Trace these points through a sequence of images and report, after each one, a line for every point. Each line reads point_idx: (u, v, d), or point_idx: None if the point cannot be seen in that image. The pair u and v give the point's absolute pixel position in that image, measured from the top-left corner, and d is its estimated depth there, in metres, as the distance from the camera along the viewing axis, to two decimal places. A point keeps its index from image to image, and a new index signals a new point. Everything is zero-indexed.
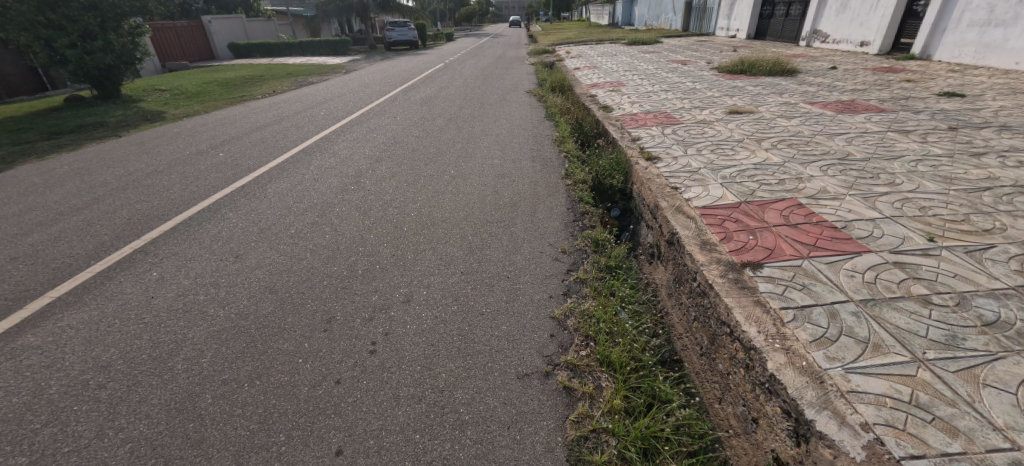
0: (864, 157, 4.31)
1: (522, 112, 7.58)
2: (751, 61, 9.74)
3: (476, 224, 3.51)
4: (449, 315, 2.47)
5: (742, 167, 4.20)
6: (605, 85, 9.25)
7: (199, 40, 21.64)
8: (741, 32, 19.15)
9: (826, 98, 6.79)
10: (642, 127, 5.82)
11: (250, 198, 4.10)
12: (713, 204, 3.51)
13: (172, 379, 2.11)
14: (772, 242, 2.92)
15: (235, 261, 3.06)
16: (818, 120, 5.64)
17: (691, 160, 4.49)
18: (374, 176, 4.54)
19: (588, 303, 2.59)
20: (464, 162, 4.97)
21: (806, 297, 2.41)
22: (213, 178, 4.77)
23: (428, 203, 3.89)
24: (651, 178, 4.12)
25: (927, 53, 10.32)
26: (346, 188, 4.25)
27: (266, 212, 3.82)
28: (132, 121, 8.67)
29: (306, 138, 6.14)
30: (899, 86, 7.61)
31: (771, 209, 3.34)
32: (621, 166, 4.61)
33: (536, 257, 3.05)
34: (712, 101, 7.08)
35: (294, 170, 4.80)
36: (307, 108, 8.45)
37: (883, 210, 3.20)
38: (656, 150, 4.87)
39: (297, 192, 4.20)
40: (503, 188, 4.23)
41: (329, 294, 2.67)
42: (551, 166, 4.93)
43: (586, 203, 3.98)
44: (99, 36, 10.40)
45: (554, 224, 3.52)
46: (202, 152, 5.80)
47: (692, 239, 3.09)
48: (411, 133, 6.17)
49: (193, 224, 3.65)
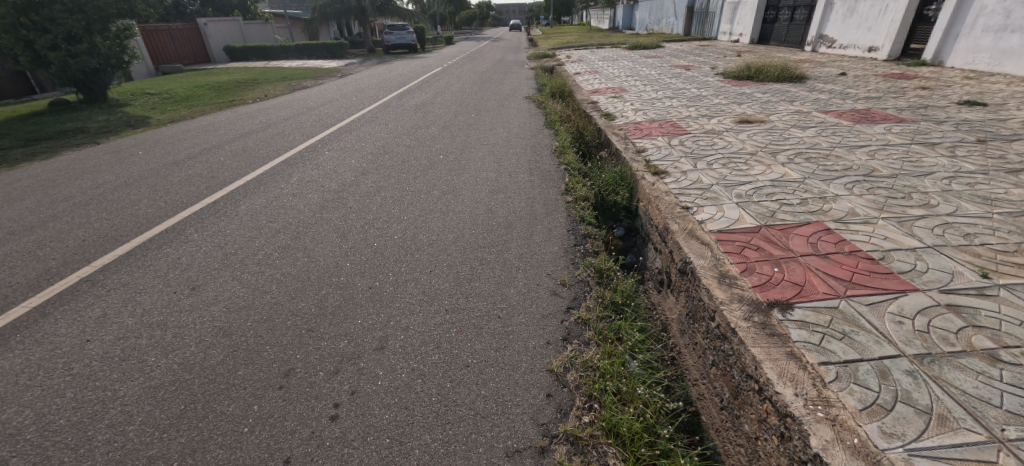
0: (891, 174, 3.96)
1: (520, 120, 7.22)
2: (758, 67, 9.42)
3: (465, 249, 3.14)
4: (428, 368, 2.10)
5: (758, 184, 3.84)
6: (607, 91, 8.90)
7: (194, 42, 21.35)
8: (744, 36, 18.84)
9: (841, 107, 6.44)
10: (647, 137, 5.46)
11: (218, 216, 3.74)
12: (730, 229, 3.14)
13: (88, 455, 1.74)
14: (801, 276, 2.56)
15: (190, 295, 2.70)
16: (835, 131, 5.29)
17: (701, 175, 4.13)
18: (358, 191, 4.19)
19: (591, 352, 2.23)
20: (456, 175, 4.61)
21: (848, 349, 2.05)
22: (184, 192, 4.40)
23: (414, 223, 3.53)
24: (659, 196, 3.78)
25: (939, 59, 9.98)
26: (326, 206, 3.89)
27: (234, 233, 3.46)
28: (114, 127, 8.32)
29: (291, 147, 5.78)
30: (915, 94, 7.27)
31: (795, 234, 2.99)
32: (625, 181, 4.25)
33: (531, 291, 2.68)
34: (719, 108, 6.72)
35: (272, 184, 4.44)
36: (297, 114, 8.10)
37: (923, 238, 2.86)
38: (663, 163, 4.51)
39: (272, 209, 3.85)
40: (497, 206, 3.87)
41: (290, 339, 2.30)
42: (550, 179, 4.57)
43: (588, 224, 3.61)
44: (83, 39, 10.05)
45: (552, 250, 3.16)
46: (179, 162, 5.44)
47: (709, 270, 2.73)
48: (402, 143, 5.82)
49: (152, 247, 3.30)
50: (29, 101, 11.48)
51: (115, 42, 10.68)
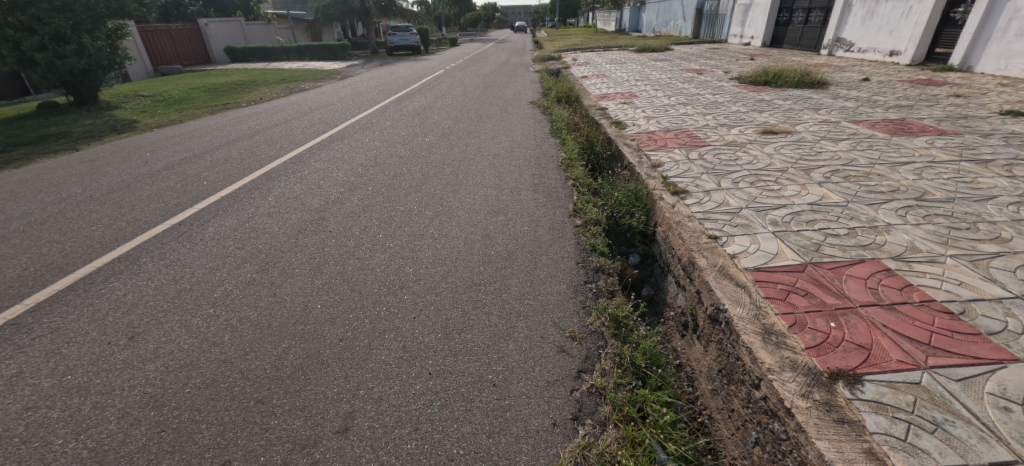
0: (946, 197, 3.47)
1: (524, 127, 6.76)
2: (777, 72, 8.92)
3: (457, 288, 2.68)
4: (400, 463, 1.65)
5: (795, 208, 3.37)
6: (616, 96, 8.43)
7: (195, 43, 21.08)
8: (756, 39, 18.34)
9: (871, 116, 5.96)
10: (662, 149, 4.99)
11: (181, 241, 3.30)
12: (769, 266, 2.67)
13: None
14: (866, 336, 2.09)
15: (126, 348, 2.26)
16: (871, 144, 4.80)
17: (728, 196, 3.67)
18: (341, 211, 3.75)
19: (609, 440, 1.76)
20: (451, 192, 4.15)
21: (946, 449, 1.59)
22: (149, 210, 3.96)
23: (401, 252, 3.08)
24: (681, 221, 3.32)
25: (968, 64, 9.45)
26: (302, 229, 3.44)
27: (194, 263, 3.01)
28: (98, 132, 7.91)
29: (276, 157, 5.34)
30: (949, 102, 6.76)
31: (849, 275, 2.52)
32: (640, 201, 3.81)
33: (534, 347, 2.22)
34: (739, 117, 6.24)
35: (248, 201, 4.01)
36: (289, 119, 7.70)
37: (1006, 284, 2.38)
38: (683, 181, 4.05)
39: (243, 232, 3.41)
40: (495, 231, 3.40)
41: (234, 416, 1.85)
42: (556, 197, 4.10)
43: (600, 254, 3.14)
44: (72, 39, 9.66)
45: (559, 289, 2.69)
46: (154, 173, 5.01)
47: (750, 323, 2.25)
48: (396, 153, 5.37)
49: (98, 279, 2.87)
50: (18, 103, 11.12)
51: (106, 42, 10.30)
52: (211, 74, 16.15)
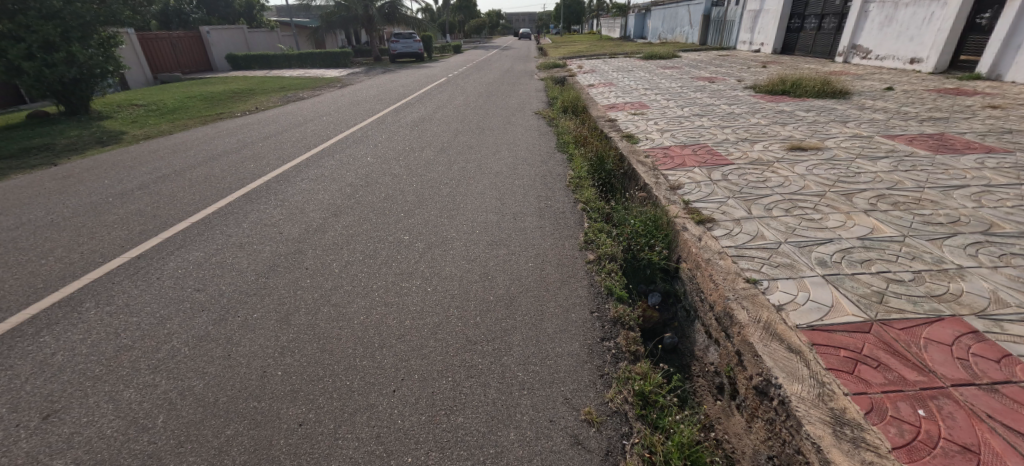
0: (1018, 231, 2.99)
1: (529, 141, 6.31)
2: (795, 80, 8.47)
3: (448, 349, 2.22)
4: None
5: (843, 243, 2.92)
6: (626, 106, 7.98)
7: (195, 51, 20.86)
8: (766, 46, 17.89)
9: (906, 131, 5.48)
10: (680, 167, 4.54)
11: (135, 280, 2.86)
12: (825, 324, 2.22)
13: None
14: (970, 434, 1.64)
15: (33, 435, 1.81)
16: (914, 164, 4.33)
17: (761, 226, 3.22)
18: (321, 242, 3.31)
19: None
20: (448, 219, 3.69)
21: None
22: (110, 238, 3.53)
23: (385, 297, 2.63)
24: (711, 258, 2.86)
25: (996, 72, 8.96)
26: (275, 266, 2.99)
27: (143, 311, 2.56)
28: (82, 145, 7.53)
29: (260, 175, 4.91)
30: (987, 114, 6.28)
31: (928, 342, 2.07)
32: (660, 230, 3.36)
33: (542, 438, 1.76)
34: (760, 130, 5.78)
35: (220, 229, 3.58)
36: (281, 131, 7.30)
37: None
38: (707, 206, 3.60)
39: (208, 270, 2.97)
40: (496, 268, 2.95)
41: None
42: (565, 224, 3.66)
43: (617, 299, 2.67)
44: (61, 47, 9.30)
45: (571, 350, 2.23)
46: (127, 193, 4.59)
47: (813, 406, 1.79)
48: (389, 171, 4.93)
49: (28, 332, 2.43)
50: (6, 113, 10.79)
51: (98, 50, 9.94)
52: (210, 82, 15.83)
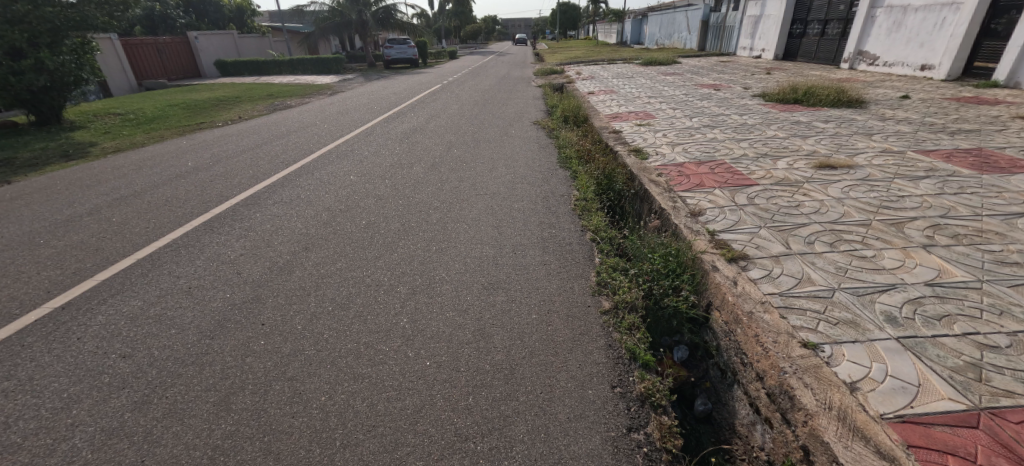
0: None
1: (528, 155, 5.82)
2: (806, 88, 8.04)
3: (430, 452, 1.70)
4: None
5: (910, 291, 2.42)
6: (631, 116, 7.51)
7: (183, 56, 20.32)
8: (767, 51, 17.55)
9: (939, 145, 5.03)
10: (699, 188, 4.05)
11: (50, 343, 2.33)
12: (920, 415, 1.71)
13: None
14: None
15: None
16: (961, 185, 3.86)
17: (806, 266, 2.72)
18: (285, 286, 2.79)
19: None
20: (437, 255, 3.18)
21: None
22: (37, 279, 3.00)
23: (353, 368, 2.10)
24: (753, 311, 2.35)
25: (1015, 79, 8.54)
26: (224, 322, 2.45)
27: (48, 389, 2.03)
28: (45, 159, 6.97)
29: (228, 197, 4.39)
30: (1019, 126, 5.84)
31: None
32: (685, 270, 2.86)
33: None
34: (780, 144, 5.31)
35: (170, 267, 3.05)
36: (261, 144, 6.79)
37: None
38: (737, 238, 3.11)
39: (142, 327, 2.44)
40: (493, 323, 2.43)
41: None
42: (574, 259, 3.15)
43: (643, 367, 2.16)
44: (29, 54, 8.75)
45: (592, 449, 1.72)
46: (74, 220, 4.06)
47: None
48: (373, 192, 4.43)
49: None
50: None
51: (70, 57, 9.38)
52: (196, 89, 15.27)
